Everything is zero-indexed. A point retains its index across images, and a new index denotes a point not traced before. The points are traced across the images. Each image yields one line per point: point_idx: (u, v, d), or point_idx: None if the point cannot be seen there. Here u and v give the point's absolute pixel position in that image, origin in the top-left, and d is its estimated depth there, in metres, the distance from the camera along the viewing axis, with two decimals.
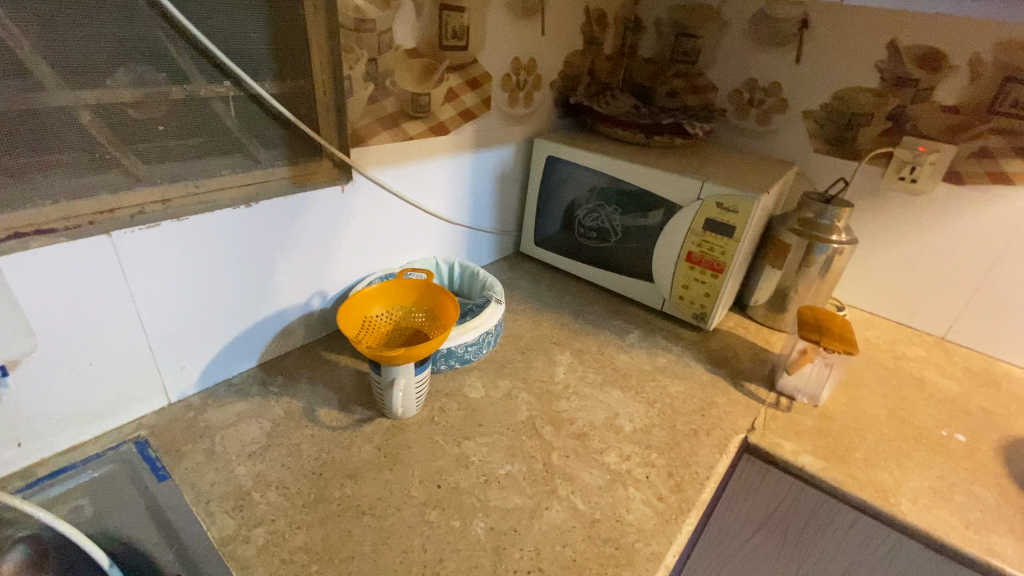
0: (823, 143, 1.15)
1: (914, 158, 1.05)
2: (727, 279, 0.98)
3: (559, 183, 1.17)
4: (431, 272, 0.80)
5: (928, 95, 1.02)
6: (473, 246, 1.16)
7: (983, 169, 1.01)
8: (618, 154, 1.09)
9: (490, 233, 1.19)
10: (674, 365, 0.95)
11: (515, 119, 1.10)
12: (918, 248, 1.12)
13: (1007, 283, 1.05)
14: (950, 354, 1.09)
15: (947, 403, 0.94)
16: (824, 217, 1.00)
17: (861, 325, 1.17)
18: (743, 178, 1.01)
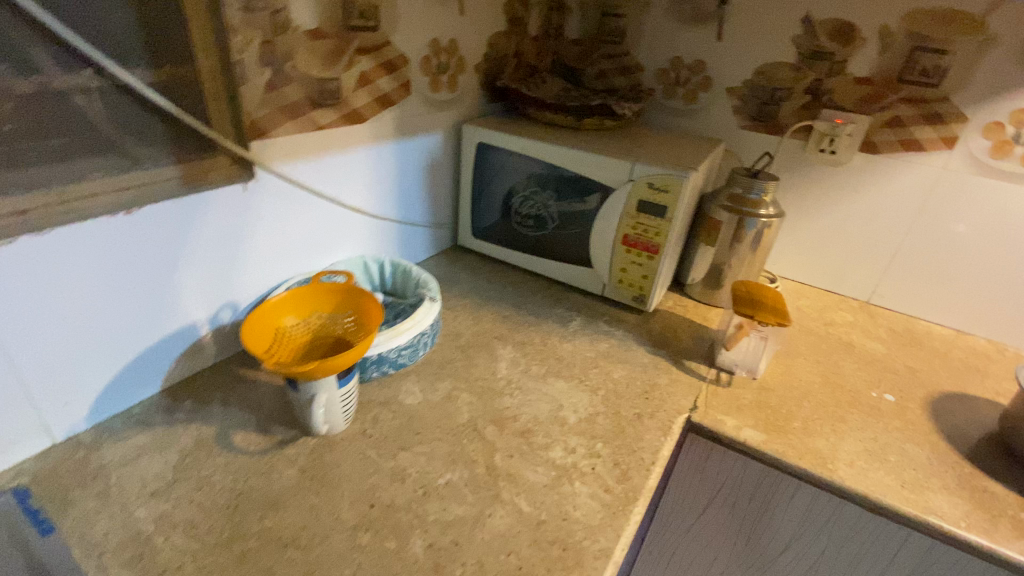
0: (747, 119, 1.17)
1: (833, 130, 1.08)
2: (663, 259, 0.98)
3: (490, 170, 1.12)
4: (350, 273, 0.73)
5: (842, 67, 1.05)
6: (405, 241, 1.10)
7: (895, 138, 1.05)
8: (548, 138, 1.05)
9: (422, 227, 1.13)
10: (617, 350, 0.93)
11: (439, 105, 1.04)
12: (842, 216, 1.16)
13: (922, 245, 1.11)
14: (875, 317, 1.14)
15: (874, 365, 0.98)
16: (753, 192, 1.01)
17: (793, 295, 1.20)
18: (673, 157, 1.00)
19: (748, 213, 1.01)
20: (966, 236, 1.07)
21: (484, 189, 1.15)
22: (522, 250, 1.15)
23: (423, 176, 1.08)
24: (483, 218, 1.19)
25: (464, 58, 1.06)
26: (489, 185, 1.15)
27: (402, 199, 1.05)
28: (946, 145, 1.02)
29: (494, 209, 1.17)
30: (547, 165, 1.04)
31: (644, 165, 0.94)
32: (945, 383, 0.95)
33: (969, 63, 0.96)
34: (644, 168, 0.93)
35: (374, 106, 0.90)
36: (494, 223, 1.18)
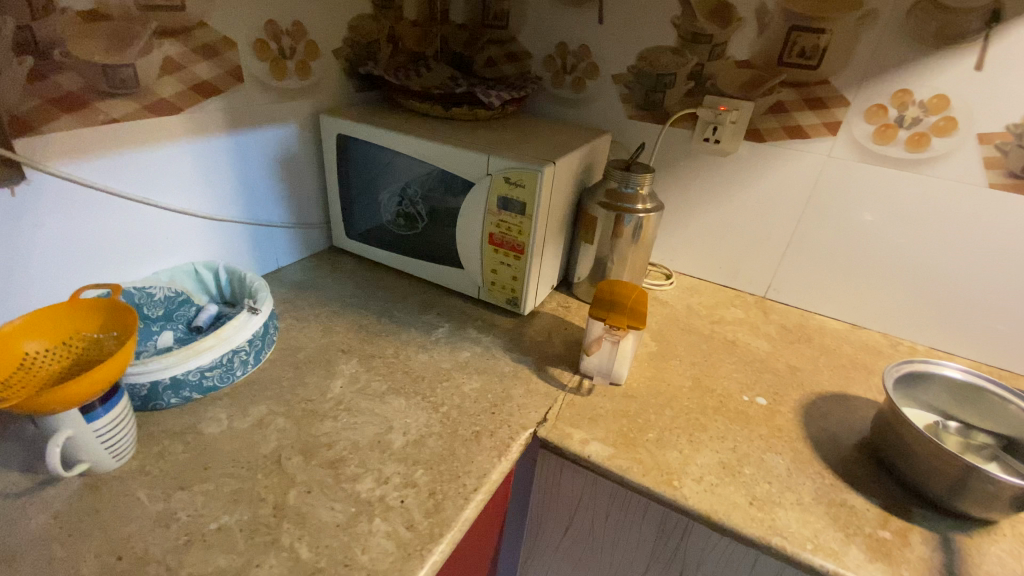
0: (634, 108, 1.10)
1: (717, 118, 1.02)
2: (531, 259, 0.91)
3: (356, 165, 1.04)
4: (120, 285, 0.64)
5: (723, 50, 0.99)
6: (258, 245, 1.01)
7: (780, 124, 1.00)
8: (410, 129, 0.97)
9: (280, 229, 1.04)
10: (477, 359, 0.86)
11: (284, 94, 0.95)
12: (733, 208, 1.10)
13: (813, 236, 1.06)
14: (769, 313, 1.10)
15: (755, 365, 0.92)
16: (628, 186, 0.96)
17: (688, 292, 1.14)
18: (539, 148, 0.93)
19: (624, 208, 0.96)
20: (854, 226, 1.02)
21: (353, 186, 1.07)
22: (396, 251, 1.07)
23: (273, 173, 0.99)
24: (356, 218, 1.10)
25: (316, 43, 0.97)
26: (357, 182, 1.06)
27: (247, 199, 0.96)
28: (829, 131, 0.97)
29: (366, 207, 1.08)
30: (410, 159, 0.96)
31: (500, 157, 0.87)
32: (826, 381, 0.91)
33: (844, 44, 0.91)
34: (500, 162, 0.86)
35: (192, 95, 0.80)
36: (368, 222, 1.09)
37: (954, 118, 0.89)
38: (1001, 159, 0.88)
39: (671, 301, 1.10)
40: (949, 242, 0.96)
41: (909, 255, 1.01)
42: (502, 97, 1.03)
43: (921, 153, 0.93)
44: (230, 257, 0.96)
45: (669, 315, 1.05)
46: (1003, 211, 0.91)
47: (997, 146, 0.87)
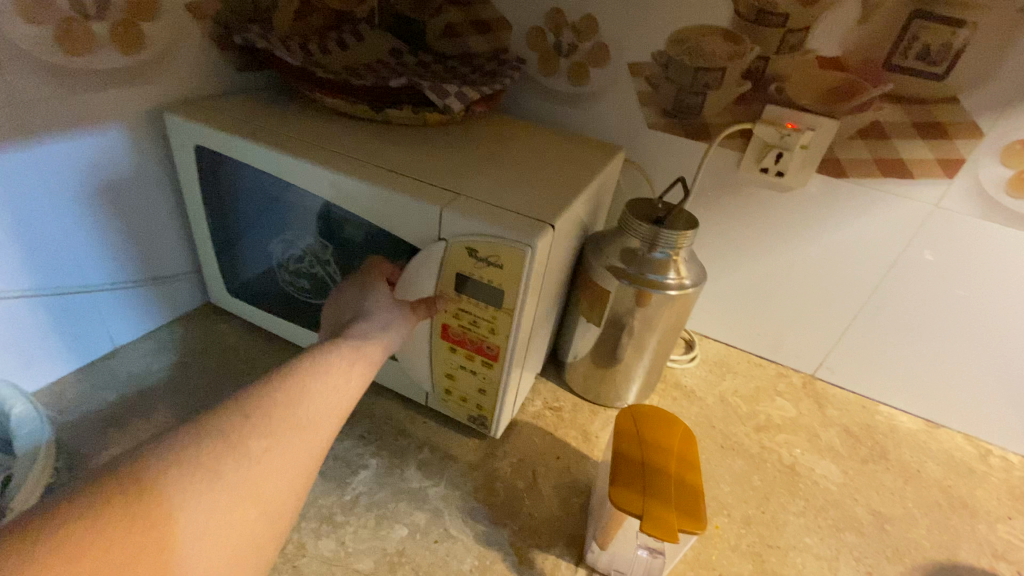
0: (659, 114, 0.76)
1: (782, 140, 0.70)
2: (509, 370, 0.56)
3: (230, 194, 0.65)
4: None
5: (800, 40, 0.66)
6: (64, 318, 0.63)
7: (871, 154, 0.68)
8: (310, 144, 0.59)
9: (105, 291, 0.66)
10: (419, 547, 0.53)
11: (88, 79, 0.55)
12: (784, 262, 0.80)
13: (894, 310, 0.77)
14: (824, 407, 0.81)
15: (830, 517, 0.64)
16: (659, 249, 0.63)
17: (716, 371, 0.85)
18: (527, 187, 0.57)
19: (650, 283, 0.63)
20: (953, 304, 0.73)
21: (232, 222, 0.68)
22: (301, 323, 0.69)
23: (85, 208, 0.61)
24: (239, 268, 0.72)
25: None
26: (234, 219, 0.67)
27: (37, 253, 0.58)
28: (944, 170, 0.66)
29: (252, 255, 0.69)
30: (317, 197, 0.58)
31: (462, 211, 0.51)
32: (927, 543, 0.63)
33: (994, 42, 0.59)
34: (464, 222, 0.50)
35: None
36: (255, 276, 0.71)
37: None
38: None
39: (697, 391, 0.80)
40: None
41: None
42: (464, 95, 0.64)
43: None
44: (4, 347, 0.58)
45: (699, 419, 0.75)
46: None
47: None
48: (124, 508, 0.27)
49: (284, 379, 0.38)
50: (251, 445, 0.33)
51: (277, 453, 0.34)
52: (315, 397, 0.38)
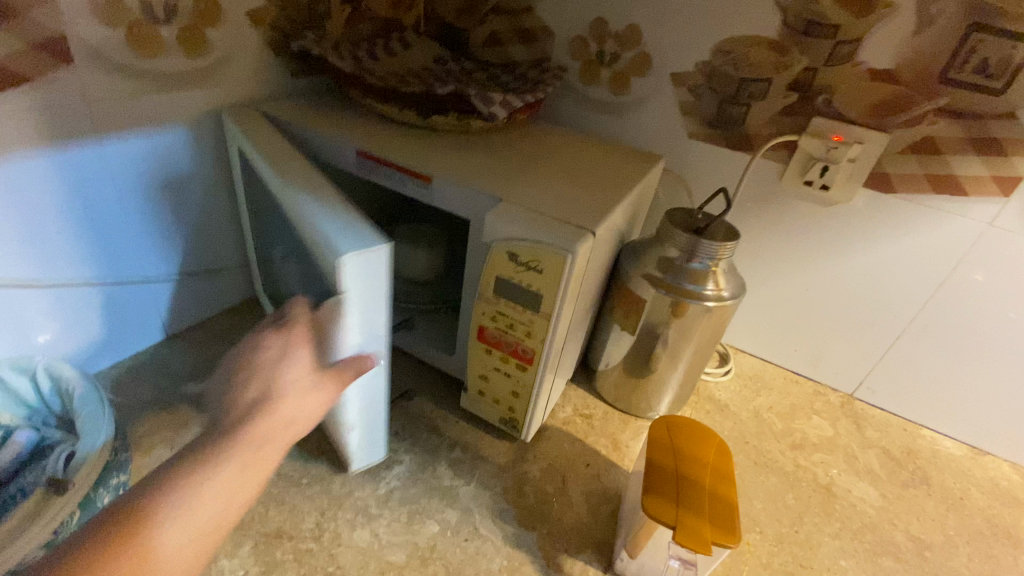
0: (700, 124, 0.76)
1: (829, 153, 0.69)
2: (543, 375, 0.57)
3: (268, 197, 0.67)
4: None
5: (850, 52, 0.65)
6: (123, 307, 0.67)
7: (921, 170, 0.67)
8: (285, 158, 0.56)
9: (160, 282, 0.70)
10: (451, 544, 0.54)
11: (156, 81, 0.59)
12: (825, 278, 0.78)
13: (942, 332, 0.74)
14: (863, 427, 0.79)
15: (867, 542, 0.62)
16: (697, 259, 0.62)
17: (751, 387, 0.83)
18: (568, 194, 0.58)
19: (687, 292, 0.63)
20: (1003, 327, 0.70)
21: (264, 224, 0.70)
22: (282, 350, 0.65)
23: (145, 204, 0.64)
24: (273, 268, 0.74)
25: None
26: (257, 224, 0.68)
27: (96, 248, 0.62)
28: (999, 188, 0.64)
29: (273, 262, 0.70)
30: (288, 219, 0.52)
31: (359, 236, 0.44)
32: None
33: None
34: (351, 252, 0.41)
35: None
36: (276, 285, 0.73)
37: None
38: None
39: (730, 405, 0.79)
40: None
41: None
42: (508, 103, 0.65)
43: None
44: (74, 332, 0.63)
45: (732, 434, 0.74)
46: None
47: None
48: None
49: (194, 463, 0.36)
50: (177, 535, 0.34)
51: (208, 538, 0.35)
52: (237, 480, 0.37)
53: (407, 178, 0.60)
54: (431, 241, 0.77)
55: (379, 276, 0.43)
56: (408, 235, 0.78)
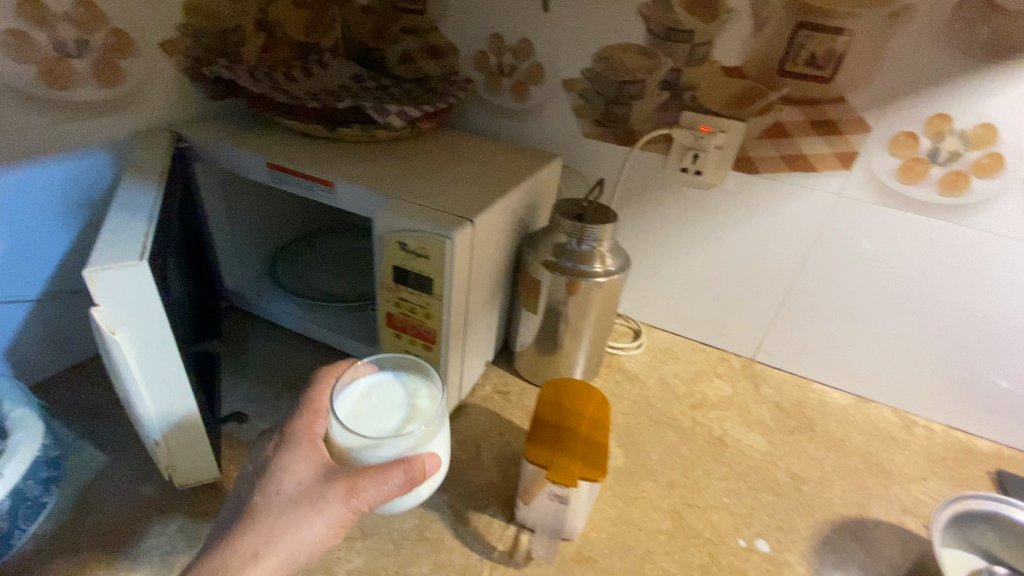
0: (592, 124, 0.85)
1: (697, 142, 0.78)
2: (446, 352, 0.63)
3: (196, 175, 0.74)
4: None
5: (706, 53, 0.74)
6: (33, 325, 0.70)
7: (777, 153, 0.76)
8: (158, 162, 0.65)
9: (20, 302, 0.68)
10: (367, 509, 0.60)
11: (73, 109, 0.64)
12: (716, 253, 0.87)
13: (817, 294, 0.84)
14: (760, 386, 0.88)
15: (750, 480, 0.70)
16: (585, 242, 0.71)
17: (661, 357, 0.91)
18: (457, 189, 0.64)
19: (575, 272, 0.71)
20: (860, 287, 0.81)
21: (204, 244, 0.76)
22: (213, 360, 0.75)
23: (66, 222, 0.69)
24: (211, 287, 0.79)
25: (127, 32, 0.66)
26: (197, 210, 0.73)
27: (45, 268, 0.69)
28: (841, 163, 0.74)
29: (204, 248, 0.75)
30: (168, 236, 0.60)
31: (120, 252, 0.48)
32: (839, 501, 0.69)
33: (865, 51, 0.67)
34: (94, 266, 0.46)
35: None
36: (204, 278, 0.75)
37: (1004, 156, 0.67)
38: None
39: (639, 374, 0.87)
40: (983, 317, 0.76)
41: (933, 324, 0.79)
42: (406, 113, 0.72)
43: (956, 199, 0.71)
44: (42, 338, 0.72)
45: (638, 399, 0.82)
46: None
47: None
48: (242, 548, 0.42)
49: None
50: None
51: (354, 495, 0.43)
52: (309, 481, 0.45)
53: (312, 184, 0.66)
54: (437, 406, 0.47)
55: (147, 288, 0.48)
56: (386, 397, 0.49)
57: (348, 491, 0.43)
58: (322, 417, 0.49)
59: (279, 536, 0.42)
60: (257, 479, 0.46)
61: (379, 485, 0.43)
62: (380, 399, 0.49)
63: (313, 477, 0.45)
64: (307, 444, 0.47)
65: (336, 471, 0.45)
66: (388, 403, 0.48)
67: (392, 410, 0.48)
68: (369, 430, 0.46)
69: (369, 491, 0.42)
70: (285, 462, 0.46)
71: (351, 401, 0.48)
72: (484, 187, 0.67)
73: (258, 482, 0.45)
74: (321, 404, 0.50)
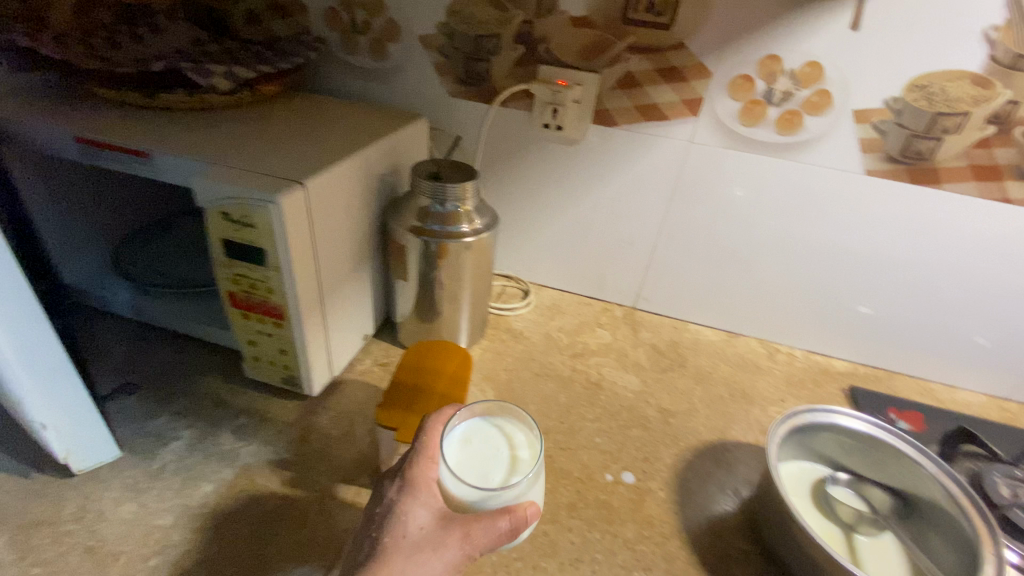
0: (454, 82, 0.83)
1: (555, 96, 0.78)
2: (298, 327, 0.61)
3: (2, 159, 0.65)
4: None
5: (553, 3, 0.74)
6: None
7: (631, 103, 0.78)
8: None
9: None
10: (224, 497, 0.58)
11: None
12: (590, 208, 0.89)
13: (684, 240, 0.88)
14: (640, 331, 0.92)
15: (622, 418, 0.74)
16: (448, 203, 0.69)
17: (547, 314, 0.93)
18: (293, 154, 0.61)
19: (440, 235, 0.69)
20: (720, 228, 0.85)
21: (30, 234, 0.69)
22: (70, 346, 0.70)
23: None
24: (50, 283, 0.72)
25: None
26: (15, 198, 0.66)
27: None
28: (689, 110, 0.76)
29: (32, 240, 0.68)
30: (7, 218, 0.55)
31: None
32: (703, 428, 0.74)
33: None
34: None
35: None
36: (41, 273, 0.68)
37: (829, 92, 0.71)
38: (879, 141, 0.72)
39: (525, 331, 0.89)
40: (825, 247, 0.82)
41: (785, 257, 0.85)
42: (233, 74, 0.69)
43: (793, 136, 0.75)
44: None
45: (522, 355, 0.83)
46: (887, 200, 0.76)
47: (877, 124, 0.71)
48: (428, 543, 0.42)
49: None
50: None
51: (475, 532, 0.42)
52: (429, 526, 0.43)
53: (130, 158, 0.61)
54: (537, 454, 0.48)
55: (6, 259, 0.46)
56: (492, 445, 0.49)
57: (465, 535, 0.42)
58: (438, 460, 0.47)
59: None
60: (379, 525, 0.44)
61: (489, 531, 0.42)
62: (482, 448, 0.49)
63: (433, 522, 0.43)
64: (426, 490, 0.45)
65: (449, 514, 0.44)
66: (490, 452, 0.49)
67: (498, 456, 0.48)
68: (472, 476, 0.47)
69: (482, 527, 0.42)
70: (409, 507, 0.44)
71: (459, 453, 0.49)
72: (327, 150, 0.64)
73: (377, 531, 0.43)
74: (433, 448, 0.47)
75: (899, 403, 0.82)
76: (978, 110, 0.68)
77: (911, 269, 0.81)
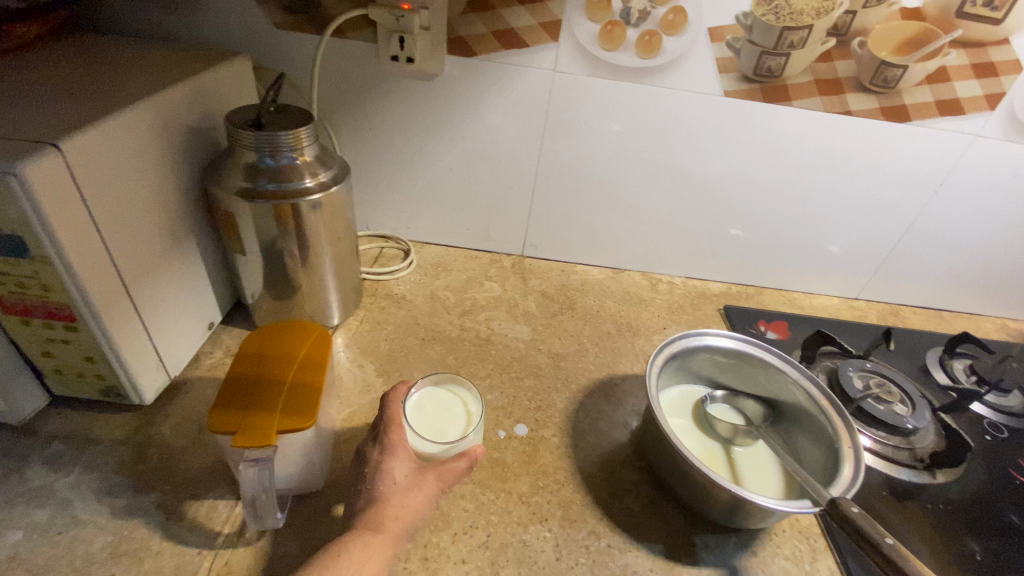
0: (279, 12, 0.69)
1: (399, 23, 0.67)
2: (99, 328, 0.49)
3: None
4: None
5: None
6: None
7: (487, 29, 0.70)
8: None
9: None
10: (36, 546, 0.47)
11: None
12: (460, 153, 0.82)
13: (560, 178, 0.84)
14: (528, 279, 0.89)
15: (513, 370, 0.71)
16: (280, 156, 0.58)
17: (431, 273, 0.87)
18: (46, 109, 0.47)
19: (277, 196, 0.58)
20: (594, 163, 0.82)
21: None
22: None
23: None
24: None
25: None
26: None
27: None
28: (549, 35, 0.71)
29: None
30: None
31: None
32: (592, 367, 0.74)
33: None
34: None
35: None
36: None
37: (684, 9, 0.69)
38: (734, 60, 0.72)
39: (406, 294, 0.82)
40: (695, 174, 0.83)
41: (659, 188, 0.85)
42: None
43: (653, 59, 0.72)
44: None
45: (404, 320, 0.77)
46: (746, 121, 0.77)
47: (731, 43, 0.71)
48: (417, 483, 0.49)
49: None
50: (365, 549, 0.43)
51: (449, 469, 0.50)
52: (411, 473, 0.49)
53: None
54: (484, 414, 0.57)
55: None
56: (441, 407, 0.57)
57: (440, 474, 0.49)
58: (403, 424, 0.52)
59: (402, 516, 0.46)
60: (366, 482, 0.49)
61: (459, 465, 0.50)
62: (433, 411, 0.57)
63: (413, 468, 0.49)
64: (402, 447, 0.50)
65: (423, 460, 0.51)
66: (443, 414, 0.57)
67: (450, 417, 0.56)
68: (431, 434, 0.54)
69: (455, 465, 0.50)
70: (388, 461, 0.49)
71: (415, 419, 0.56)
72: (99, 101, 0.50)
73: (368, 484, 0.48)
74: (399, 414, 0.52)
75: (767, 316, 0.87)
76: (821, 23, 0.68)
77: (772, 187, 0.84)
